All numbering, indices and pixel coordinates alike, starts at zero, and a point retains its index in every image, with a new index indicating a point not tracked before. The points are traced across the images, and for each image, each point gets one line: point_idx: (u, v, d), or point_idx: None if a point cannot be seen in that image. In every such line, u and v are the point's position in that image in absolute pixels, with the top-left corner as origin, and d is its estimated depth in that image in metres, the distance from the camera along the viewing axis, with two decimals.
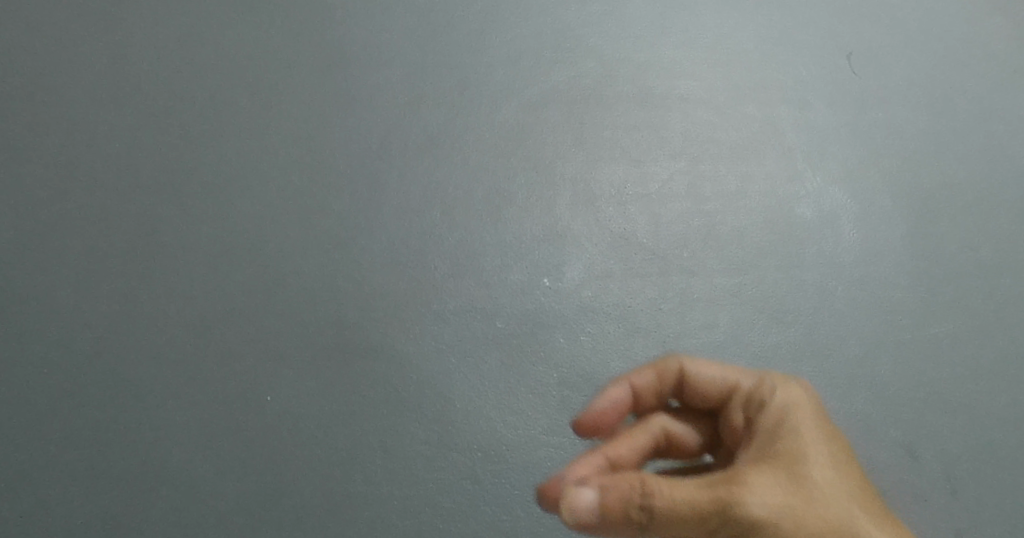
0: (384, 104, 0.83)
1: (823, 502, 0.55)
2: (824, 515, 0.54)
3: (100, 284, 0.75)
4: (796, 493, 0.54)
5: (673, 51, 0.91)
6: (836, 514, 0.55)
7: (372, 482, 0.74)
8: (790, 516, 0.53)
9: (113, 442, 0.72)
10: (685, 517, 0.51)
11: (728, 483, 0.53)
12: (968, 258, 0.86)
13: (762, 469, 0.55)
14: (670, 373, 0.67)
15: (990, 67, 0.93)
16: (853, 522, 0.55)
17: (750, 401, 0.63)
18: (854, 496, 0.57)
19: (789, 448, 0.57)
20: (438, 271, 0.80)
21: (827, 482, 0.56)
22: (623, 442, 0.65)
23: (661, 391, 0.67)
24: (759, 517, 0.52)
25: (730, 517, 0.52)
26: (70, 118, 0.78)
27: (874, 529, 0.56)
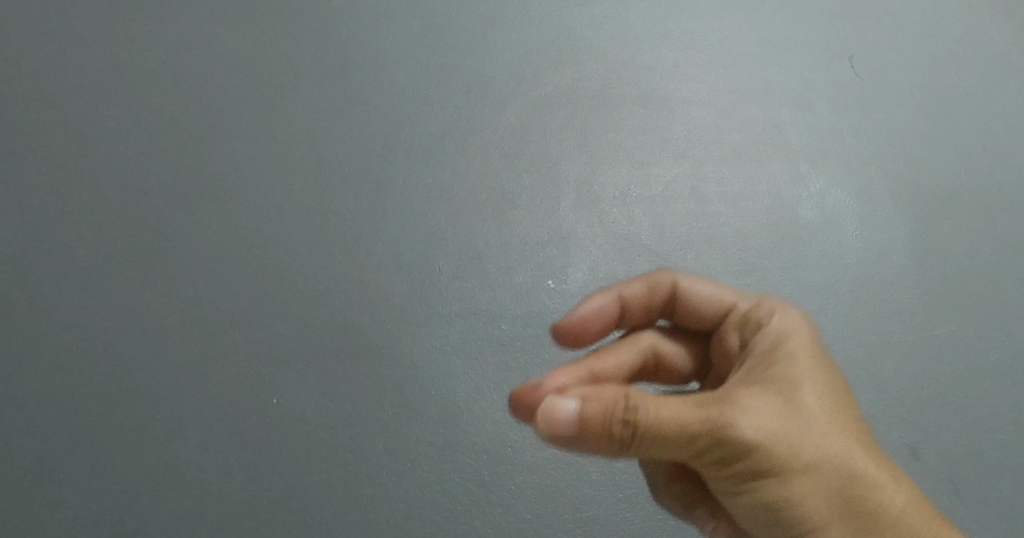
0: (389, 105, 0.83)
1: (813, 424, 0.54)
2: (814, 438, 0.54)
3: (103, 286, 0.75)
4: (787, 415, 0.54)
5: (675, 54, 0.91)
6: (826, 437, 0.54)
7: (377, 484, 0.74)
8: (780, 439, 0.52)
9: (118, 445, 0.71)
10: (673, 435, 0.51)
11: (718, 401, 0.53)
12: (971, 259, 0.86)
13: (754, 390, 0.55)
14: (663, 287, 0.66)
15: (990, 69, 0.94)
16: (843, 446, 0.55)
17: (744, 323, 0.63)
18: (847, 421, 0.57)
19: (783, 371, 0.57)
20: (443, 273, 0.80)
21: (820, 407, 0.56)
22: (607, 358, 0.64)
23: (653, 307, 0.67)
24: (748, 437, 0.52)
25: (719, 436, 0.51)
26: (74, 119, 0.78)
27: (864, 455, 0.55)
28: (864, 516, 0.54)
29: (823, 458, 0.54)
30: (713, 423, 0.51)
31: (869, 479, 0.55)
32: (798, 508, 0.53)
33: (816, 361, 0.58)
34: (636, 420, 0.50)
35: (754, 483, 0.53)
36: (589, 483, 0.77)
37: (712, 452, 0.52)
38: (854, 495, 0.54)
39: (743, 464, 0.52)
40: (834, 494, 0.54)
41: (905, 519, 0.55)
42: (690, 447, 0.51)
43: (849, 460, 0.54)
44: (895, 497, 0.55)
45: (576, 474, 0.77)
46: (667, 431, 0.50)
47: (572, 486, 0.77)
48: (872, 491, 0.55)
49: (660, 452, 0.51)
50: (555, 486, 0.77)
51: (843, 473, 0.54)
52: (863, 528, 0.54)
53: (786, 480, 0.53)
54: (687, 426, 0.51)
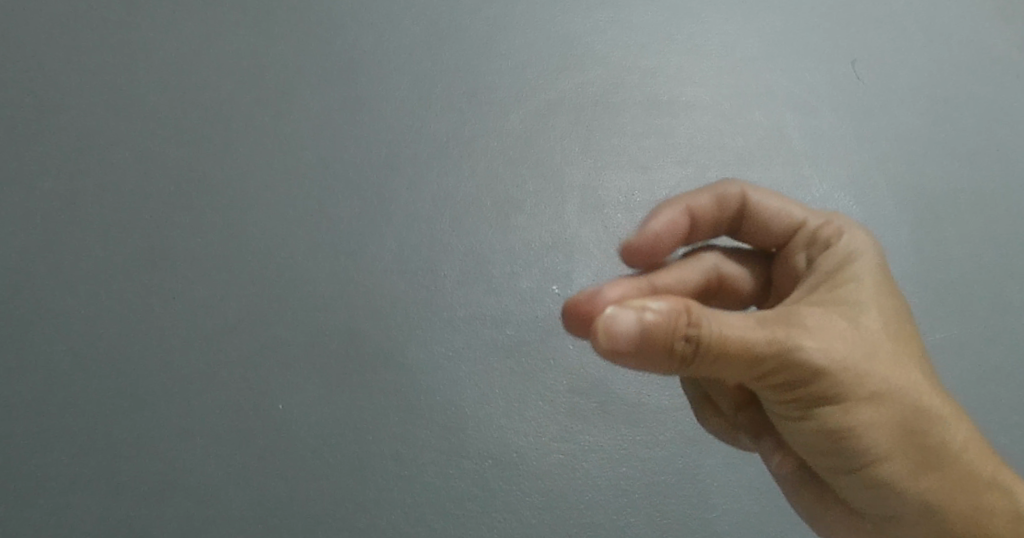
0: (393, 111, 0.84)
1: (881, 352, 0.52)
2: (881, 366, 0.51)
3: (109, 292, 0.75)
4: (853, 340, 0.51)
5: (678, 59, 0.91)
6: (893, 366, 0.52)
7: (383, 490, 0.74)
8: (848, 364, 0.50)
9: (124, 451, 0.72)
10: (739, 355, 0.46)
11: (785, 321, 0.49)
12: (973, 263, 0.87)
13: (821, 311, 0.52)
14: (732, 200, 0.61)
15: (993, 72, 0.94)
16: (908, 376, 0.52)
17: (817, 240, 0.58)
18: (910, 350, 0.54)
19: (846, 296, 0.54)
20: (448, 278, 0.80)
21: (886, 335, 0.53)
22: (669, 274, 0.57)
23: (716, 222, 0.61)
24: (817, 360, 0.48)
25: (789, 357, 0.48)
26: (78, 126, 0.78)
27: (928, 387, 0.53)
28: (926, 449, 0.52)
29: (890, 389, 0.51)
30: (782, 343, 0.48)
31: (933, 414, 0.53)
32: (861, 439, 0.51)
33: (881, 286, 0.55)
34: (700, 337, 0.45)
35: (817, 410, 0.51)
36: (594, 488, 0.77)
37: (777, 375, 0.48)
38: (920, 427, 0.52)
39: (808, 388, 0.49)
40: (900, 425, 0.51)
41: (965, 454, 0.54)
42: (755, 368, 0.48)
43: (915, 392, 0.52)
44: (956, 433, 0.54)
45: (580, 479, 0.77)
46: (733, 349, 0.46)
47: (577, 491, 0.77)
48: (937, 425, 0.53)
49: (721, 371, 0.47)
50: (560, 491, 0.77)
51: (909, 406, 0.52)
52: (923, 461, 0.52)
53: (850, 409, 0.50)
54: (755, 344, 0.47)
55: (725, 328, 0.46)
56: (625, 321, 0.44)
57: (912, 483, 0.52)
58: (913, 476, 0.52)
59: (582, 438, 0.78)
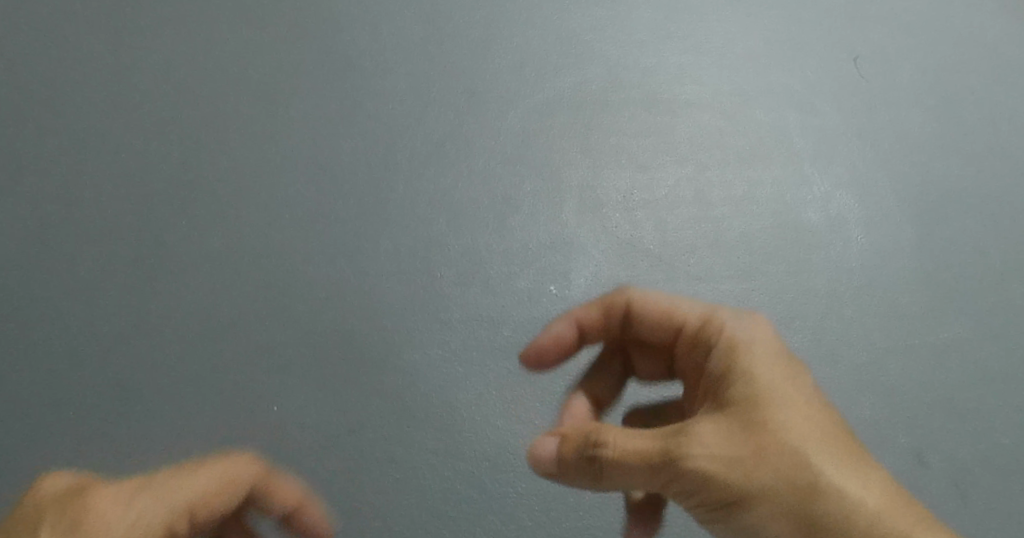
0: (389, 110, 0.83)
1: (775, 452, 0.52)
2: (773, 472, 0.52)
3: (103, 292, 0.74)
4: (739, 441, 0.53)
5: (678, 56, 0.90)
6: (786, 464, 0.52)
7: (378, 491, 0.73)
8: (732, 470, 0.52)
9: (117, 451, 0.71)
10: (625, 464, 0.53)
11: (671, 434, 0.54)
12: (977, 263, 0.86)
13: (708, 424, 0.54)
14: (617, 307, 0.66)
15: (996, 69, 0.93)
16: (820, 470, 0.52)
17: (696, 342, 0.61)
18: (819, 427, 0.54)
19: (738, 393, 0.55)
20: (445, 279, 0.79)
21: (790, 425, 0.53)
22: (597, 383, 0.69)
23: (610, 327, 0.67)
24: (701, 470, 0.52)
25: (671, 469, 0.52)
26: (74, 126, 0.78)
27: (834, 468, 0.52)
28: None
29: (785, 481, 0.52)
30: (654, 455, 0.53)
31: (854, 507, 0.51)
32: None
33: (773, 371, 0.56)
34: (601, 452, 0.54)
35: (724, 516, 0.53)
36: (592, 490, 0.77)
37: (664, 481, 0.53)
38: (839, 528, 0.51)
39: (704, 498, 0.53)
40: (812, 528, 0.51)
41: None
42: (645, 477, 0.53)
43: (825, 487, 0.52)
44: (894, 522, 0.51)
45: (578, 481, 0.77)
46: (617, 459, 0.54)
47: (574, 494, 0.76)
48: (857, 516, 0.51)
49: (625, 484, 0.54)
50: (557, 494, 0.76)
51: (813, 503, 0.51)
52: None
53: (752, 511, 0.52)
54: (635, 454, 0.53)
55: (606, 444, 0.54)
56: (547, 447, 0.58)
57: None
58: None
59: None
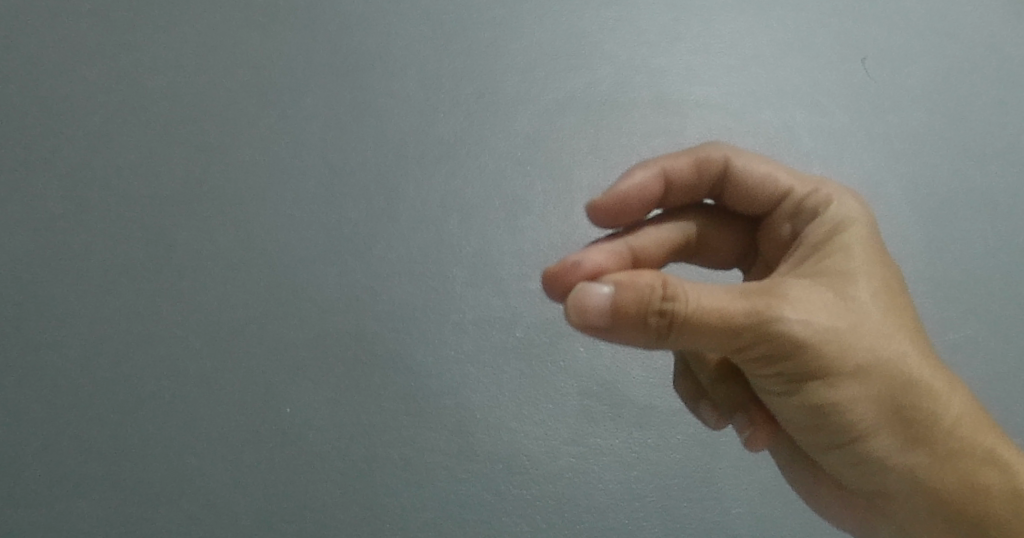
0: (400, 112, 0.83)
1: (866, 327, 0.53)
2: (866, 345, 0.53)
3: (116, 295, 0.74)
4: (835, 312, 0.53)
5: (687, 57, 0.90)
6: (875, 341, 0.53)
7: (392, 493, 0.73)
8: (830, 340, 0.52)
9: (131, 454, 0.71)
10: (719, 328, 0.49)
11: (768, 294, 0.51)
12: (984, 263, 0.86)
13: (804, 293, 0.52)
14: (714, 163, 0.62)
15: (1004, 68, 0.93)
16: (901, 348, 0.54)
17: (800, 213, 0.61)
18: (904, 312, 0.56)
19: (832, 266, 0.55)
20: (457, 280, 0.79)
21: (882, 302, 0.55)
22: (650, 237, 0.61)
23: (699, 187, 0.63)
24: (800, 335, 0.51)
25: (769, 330, 0.50)
26: (84, 128, 0.78)
27: (915, 353, 0.55)
28: (912, 423, 0.55)
29: (875, 359, 0.53)
30: (758, 316, 0.49)
31: (926, 390, 0.55)
32: (847, 412, 0.54)
33: (871, 251, 0.57)
34: (675, 309, 0.48)
35: (799, 384, 0.53)
36: (606, 491, 0.77)
37: (758, 347, 0.51)
38: (907, 401, 0.55)
39: (792, 365, 0.52)
40: (885, 399, 0.54)
41: (954, 430, 0.56)
42: (733, 340, 0.50)
43: (903, 364, 0.54)
44: (950, 408, 0.56)
45: (591, 482, 0.77)
46: (705, 320, 0.48)
47: (587, 495, 0.76)
48: (925, 395, 0.55)
49: (700, 343, 0.49)
50: (570, 494, 0.76)
51: (894, 377, 0.54)
52: (910, 434, 0.56)
53: (838, 381, 0.53)
54: (734, 318, 0.49)
55: (699, 299, 0.48)
56: (597, 296, 0.48)
57: (898, 454, 0.56)
58: (900, 447, 0.56)
59: (593, 440, 0.78)
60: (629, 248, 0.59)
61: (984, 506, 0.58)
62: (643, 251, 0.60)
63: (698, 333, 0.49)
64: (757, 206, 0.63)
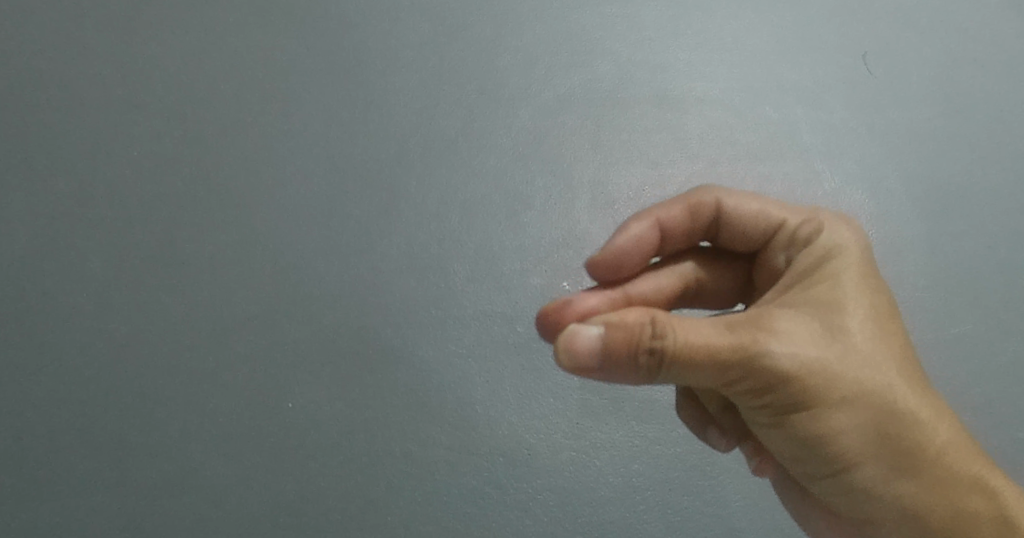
0: (401, 108, 0.83)
1: (853, 359, 0.54)
2: (853, 377, 0.54)
3: (118, 292, 0.74)
4: (822, 344, 0.54)
5: (688, 53, 0.91)
6: (862, 372, 0.54)
7: (394, 488, 0.74)
8: (816, 373, 0.53)
9: (134, 450, 0.72)
10: (704, 363, 0.50)
11: (753, 328, 0.52)
12: (983, 260, 0.87)
13: (790, 325, 0.54)
14: (705, 207, 0.63)
15: (1004, 64, 0.93)
16: (888, 380, 0.55)
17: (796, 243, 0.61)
18: (891, 342, 0.57)
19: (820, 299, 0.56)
20: (459, 276, 0.80)
21: (869, 331, 0.56)
22: (647, 281, 0.63)
23: (693, 232, 0.64)
24: (784, 368, 0.52)
25: (754, 362, 0.51)
26: (86, 125, 0.78)
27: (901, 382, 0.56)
28: (904, 455, 0.55)
29: (862, 388, 0.54)
30: (744, 350, 0.51)
31: (913, 419, 0.55)
32: (837, 444, 0.54)
33: (858, 280, 0.58)
34: (663, 347, 0.50)
35: (788, 416, 0.54)
36: (606, 485, 0.77)
37: (743, 380, 0.52)
38: (896, 433, 0.55)
39: (778, 396, 0.53)
40: (875, 431, 0.55)
41: (945, 462, 0.57)
42: (721, 374, 0.51)
43: (890, 393, 0.55)
44: (939, 437, 0.57)
45: (593, 476, 0.77)
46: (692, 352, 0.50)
47: (588, 488, 0.77)
48: (912, 424, 0.55)
49: (688, 378, 0.51)
50: (572, 488, 0.77)
51: (881, 406, 0.55)
52: (902, 467, 0.56)
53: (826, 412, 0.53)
54: (720, 352, 0.50)
55: (686, 333, 0.50)
56: (585, 337, 0.50)
57: (891, 486, 0.56)
58: (890, 478, 0.56)
59: (594, 435, 0.78)
60: (625, 294, 0.62)
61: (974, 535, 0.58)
62: (639, 296, 0.62)
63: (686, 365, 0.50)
64: (754, 243, 0.64)
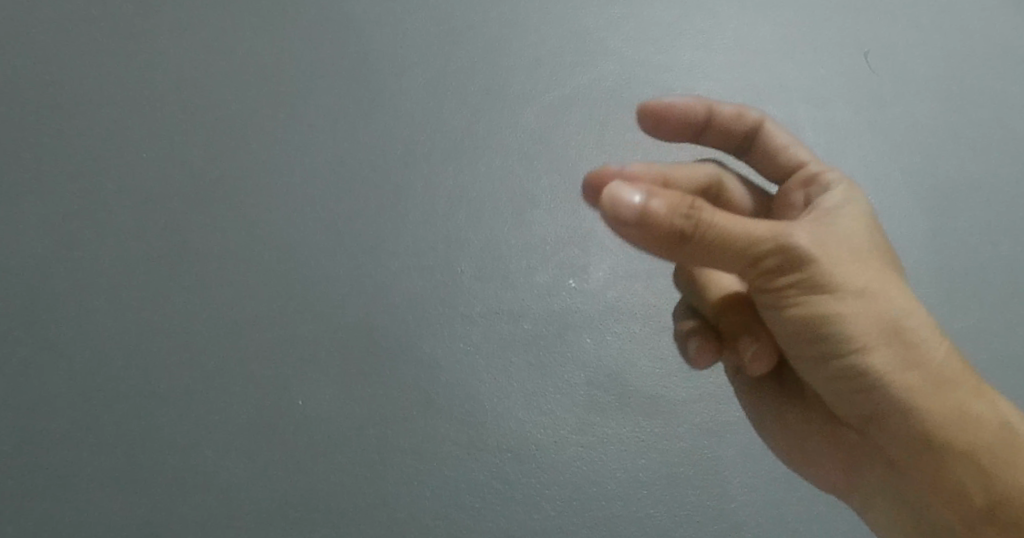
0: (408, 109, 0.84)
1: (870, 259, 0.57)
2: (871, 269, 0.57)
3: (131, 293, 0.76)
4: (845, 245, 0.56)
5: (691, 52, 0.92)
6: (878, 270, 0.57)
7: (405, 483, 0.75)
8: (841, 260, 0.55)
9: (147, 448, 0.73)
10: (737, 238, 0.53)
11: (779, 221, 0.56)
12: (986, 254, 0.88)
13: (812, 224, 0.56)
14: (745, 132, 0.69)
15: (1004, 61, 0.94)
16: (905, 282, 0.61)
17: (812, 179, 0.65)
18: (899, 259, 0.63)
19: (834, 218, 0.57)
20: (466, 274, 0.81)
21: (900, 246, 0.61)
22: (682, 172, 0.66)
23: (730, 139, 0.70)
24: (808, 251, 0.54)
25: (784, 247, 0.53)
26: (98, 130, 0.79)
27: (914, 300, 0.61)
28: (911, 350, 0.57)
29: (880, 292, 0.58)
30: (781, 236, 0.53)
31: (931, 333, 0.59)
32: (851, 332, 0.56)
33: None
34: (700, 214, 0.52)
35: (807, 299, 0.55)
36: (613, 480, 0.78)
37: (771, 259, 0.54)
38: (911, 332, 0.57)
39: (800, 283, 0.54)
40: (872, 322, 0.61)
41: (951, 366, 0.58)
42: (749, 258, 0.54)
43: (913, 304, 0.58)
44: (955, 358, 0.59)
45: (599, 471, 0.78)
46: (730, 241, 0.52)
47: (595, 483, 0.78)
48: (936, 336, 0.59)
49: (715, 253, 0.53)
50: (579, 483, 0.78)
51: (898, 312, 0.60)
52: (906, 360, 0.57)
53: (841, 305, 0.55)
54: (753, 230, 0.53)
55: (724, 220, 0.52)
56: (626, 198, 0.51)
57: (899, 378, 0.57)
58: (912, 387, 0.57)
59: (601, 431, 0.79)
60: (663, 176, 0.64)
61: (982, 451, 0.58)
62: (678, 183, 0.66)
63: (721, 249, 0.53)
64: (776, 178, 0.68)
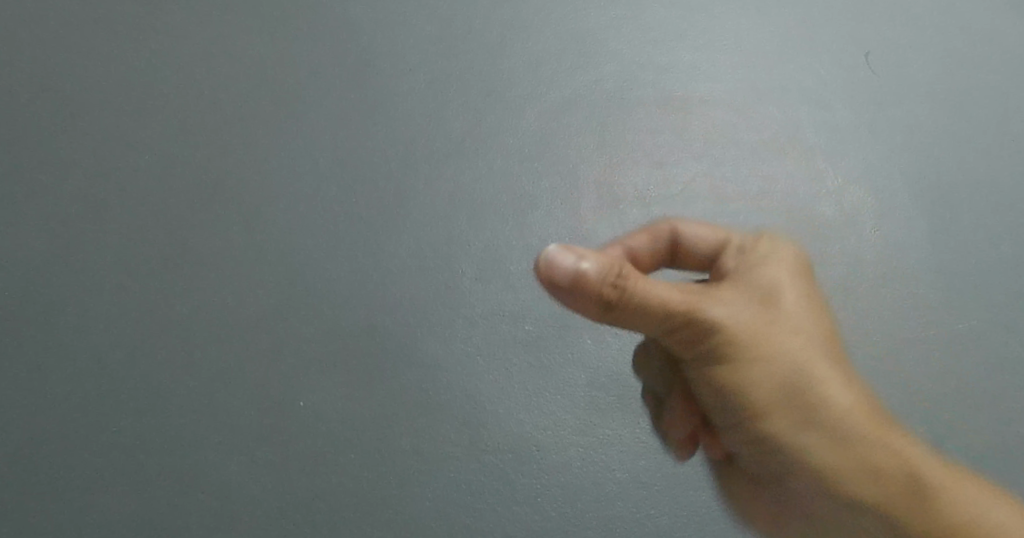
0: (409, 110, 0.85)
1: (780, 327, 0.64)
2: (779, 334, 0.63)
3: (132, 295, 0.76)
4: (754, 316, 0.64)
5: (691, 53, 0.92)
6: (783, 341, 0.63)
7: (405, 484, 0.75)
8: (745, 330, 0.63)
9: (149, 448, 0.73)
10: (655, 310, 0.61)
11: (692, 299, 0.62)
12: (988, 255, 0.87)
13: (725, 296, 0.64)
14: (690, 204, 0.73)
15: (1008, 60, 0.94)
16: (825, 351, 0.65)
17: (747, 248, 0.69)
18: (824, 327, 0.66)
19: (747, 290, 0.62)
20: (466, 275, 0.81)
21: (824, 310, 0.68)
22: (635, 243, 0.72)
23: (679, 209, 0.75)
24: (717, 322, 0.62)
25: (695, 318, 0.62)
26: (100, 133, 0.80)
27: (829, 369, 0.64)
28: (812, 412, 0.63)
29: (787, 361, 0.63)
30: (692, 309, 0.62)
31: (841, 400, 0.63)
32: (751, 394, 0.63)
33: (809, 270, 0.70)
34: (625, 284, 0.59)
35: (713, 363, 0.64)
36: (614, 481, 0.78)
37: (682, 330, 0.63)
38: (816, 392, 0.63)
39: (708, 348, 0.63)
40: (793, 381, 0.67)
41: (858, 424, 0.63)
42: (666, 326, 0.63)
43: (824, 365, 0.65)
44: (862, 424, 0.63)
45: (600, 472, 0.78)
46: (648, 309, 0.60)
47: (596, 484, 0.78)
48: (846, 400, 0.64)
49: (634, 321, 0.61)
50: (580, 484, 0.78)
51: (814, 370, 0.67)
52: (808, 421, 0.63)
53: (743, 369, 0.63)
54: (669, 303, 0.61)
55: (645, 289, 0.60)
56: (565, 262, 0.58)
57: (798, 438, 0.63)
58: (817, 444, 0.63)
59: (602, 431, 0.79)
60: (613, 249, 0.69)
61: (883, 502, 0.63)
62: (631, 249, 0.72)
63: (637, 315, 0.60)
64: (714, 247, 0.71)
